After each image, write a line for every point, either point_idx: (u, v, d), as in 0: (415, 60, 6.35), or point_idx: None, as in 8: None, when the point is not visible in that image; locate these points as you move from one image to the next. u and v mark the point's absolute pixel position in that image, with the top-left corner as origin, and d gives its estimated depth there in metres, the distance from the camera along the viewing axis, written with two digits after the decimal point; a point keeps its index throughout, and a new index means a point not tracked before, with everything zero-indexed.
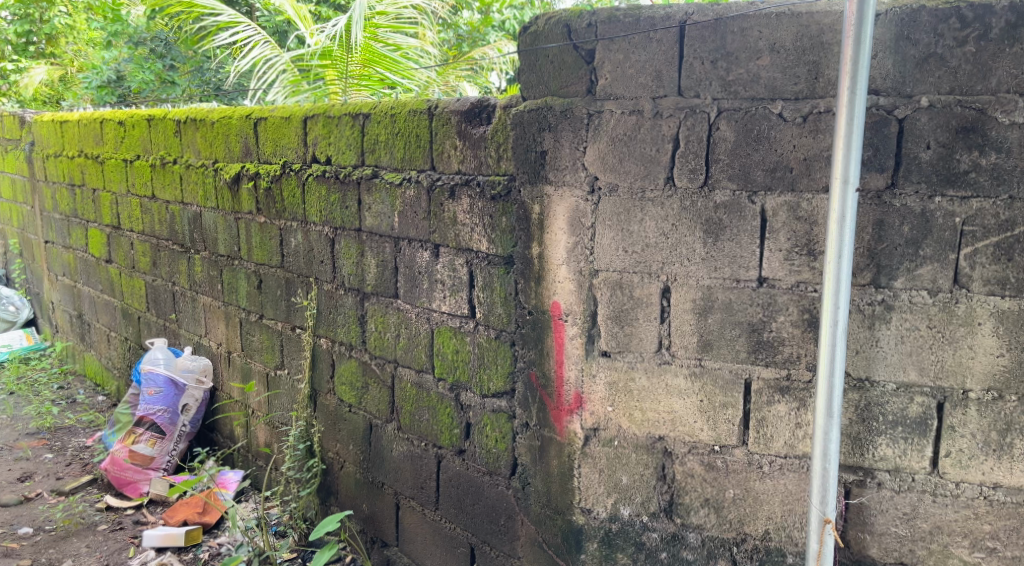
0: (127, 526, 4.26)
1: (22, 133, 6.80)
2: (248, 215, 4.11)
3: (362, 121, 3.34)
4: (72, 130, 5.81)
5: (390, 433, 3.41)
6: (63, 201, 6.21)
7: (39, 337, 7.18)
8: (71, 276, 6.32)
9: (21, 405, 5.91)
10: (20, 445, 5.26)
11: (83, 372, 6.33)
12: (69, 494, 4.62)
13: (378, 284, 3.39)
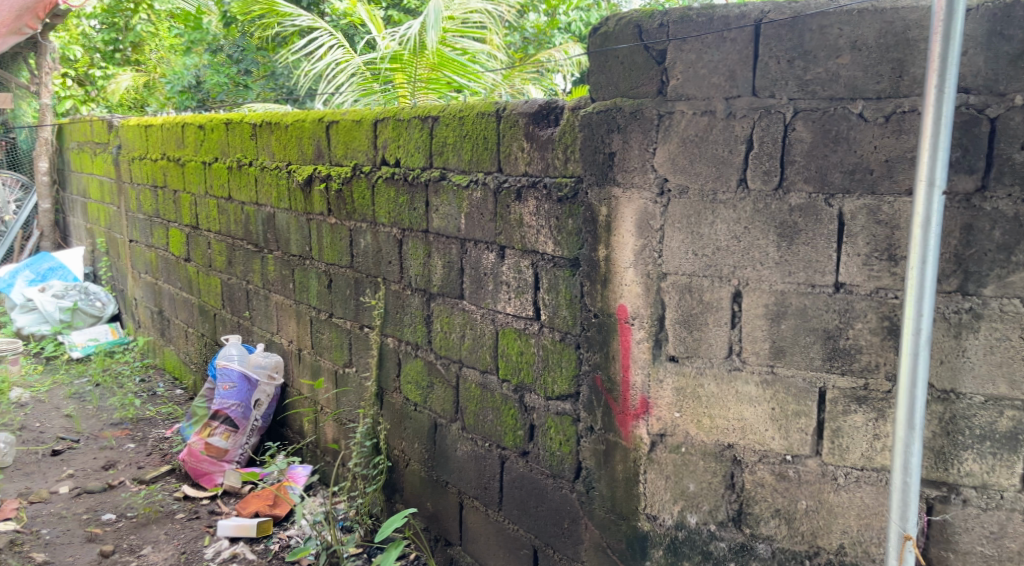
0: (203, 515, 4.35)
1: (110, 137, 7.01)
2: (319, 216, 4.16)
3: (431, 124, 3.36)
4: (156, 133, 5.97)
5: (455, 432, 3.42)
6: (147, 202, 6.38)
7: (123, 332, 7.39)
8: (153, 274, 6.50)
9: (105, 397, 6.10)
10: (104, 435, 5.43)
11: (163, 365, 6.51)
12: (150, 483, 4.73)
13: (444, 285, 3.40)
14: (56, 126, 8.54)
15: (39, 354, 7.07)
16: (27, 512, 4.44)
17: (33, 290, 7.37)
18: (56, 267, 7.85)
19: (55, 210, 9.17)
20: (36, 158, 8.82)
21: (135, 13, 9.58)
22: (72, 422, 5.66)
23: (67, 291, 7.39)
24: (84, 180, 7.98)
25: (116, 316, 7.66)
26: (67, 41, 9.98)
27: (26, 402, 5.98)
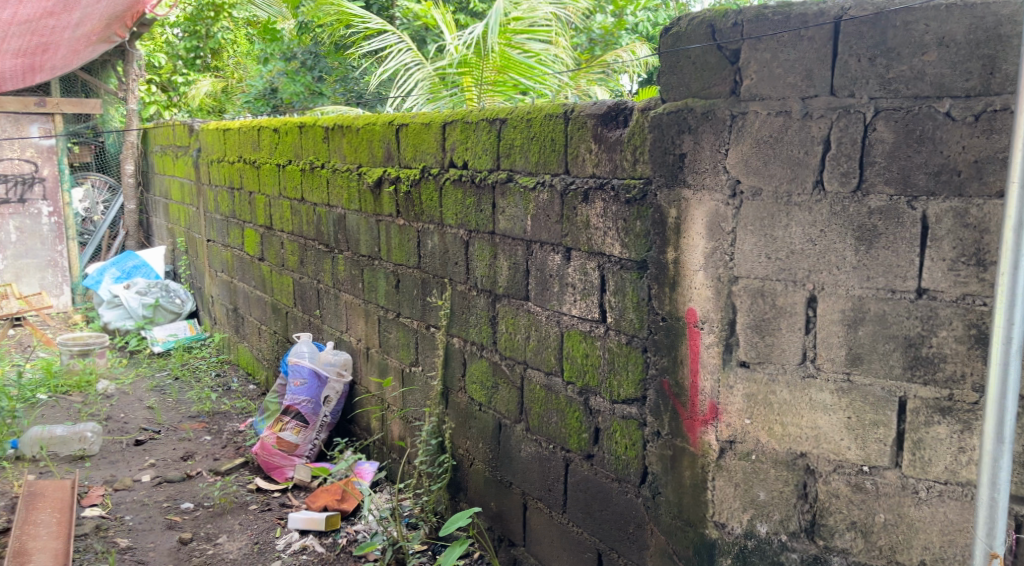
0: (275, 507, 4.44)
1: (191, 140, 7.19)
2: (388, 217, 4.20)
3: (499, 126, 3.35)
4: (233, 137, 6.10)
5: (519, 433, 3.41)
6: (224, 203, 6.52)
7: (201, 328, 7.55)
8: (229, 273, 6.64)
9: (184, 390, 6.27)
10: (183, 427, 5.58)
11: (237, 361, 6.65)
12: (225, 475, 4.83)
13: (510, 286, 3.40)
14: (141, 130, 8.81)
15: (124, 348, 7.32)
16: (113, 498, 4.60)
17: (118, 287, 7.74)
18: (140, 265, 8.10)
19: (140, 210, 9.45)
20: (123, 160, 9.11)
21: (215, 20, 9.82)
22: (153, 413, 5.82)
23: (149, 288, 7.69)
24: (167, 182, 8.22)
25: (194, 314, 7.85)
26: (155, 50, 10.38)
27: (111, 393, 6.18)
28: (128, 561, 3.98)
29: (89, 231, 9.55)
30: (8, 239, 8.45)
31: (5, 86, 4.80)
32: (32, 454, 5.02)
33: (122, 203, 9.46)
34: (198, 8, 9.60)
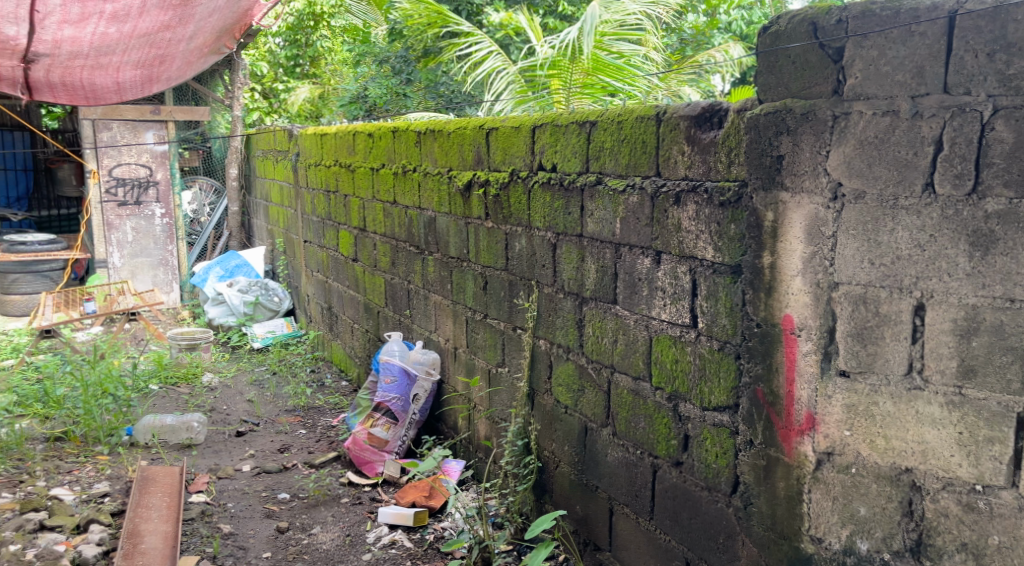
0: (365, 501, 4.52)
1: (290, 145, 7.37)
2: (477, 220, 4.22)
3: (589, 128, 3.32)
4: (329, 141, 6.22)
5: (606, 437, 3.38)
6: (321, 206, 6.65)
7: (297, 326, 7.71)
8: (324, 273, 6.77)
9: (281, 385, 6.43)
10: (280, 420, 5.73)
11: (331, 358, 6.77)
12: (319, 468, 4.96)
13: (598, 289, 3.36)
14: (244, 135, 9.07)
15: (227, 343, 7.59)
16: (216, 485, 4.77)
17: (221, 285, 7.99)
18: (242, 264, 8.33)
19: (243, 212, 9.74)
20: (227, 165, 9.43)
21: (315, 30, 10.10)
22: (253, 406, 5.99)
23: (251, 287, 7.91)
24: (267, 186, 8.45)
25: (291, 312, 8.04)
26: (257, 58, 10.87)
27: (215, 386, 6.38)
28: (229, 547, 4.12)
29: (197, 232, 9.92)
30: (125, 238, 8.80)
31: (124, 96, 4.88)
32: (145, 442, 5.27)
33: (226, 206, 9.76)
34: (298, 18, 9.90)
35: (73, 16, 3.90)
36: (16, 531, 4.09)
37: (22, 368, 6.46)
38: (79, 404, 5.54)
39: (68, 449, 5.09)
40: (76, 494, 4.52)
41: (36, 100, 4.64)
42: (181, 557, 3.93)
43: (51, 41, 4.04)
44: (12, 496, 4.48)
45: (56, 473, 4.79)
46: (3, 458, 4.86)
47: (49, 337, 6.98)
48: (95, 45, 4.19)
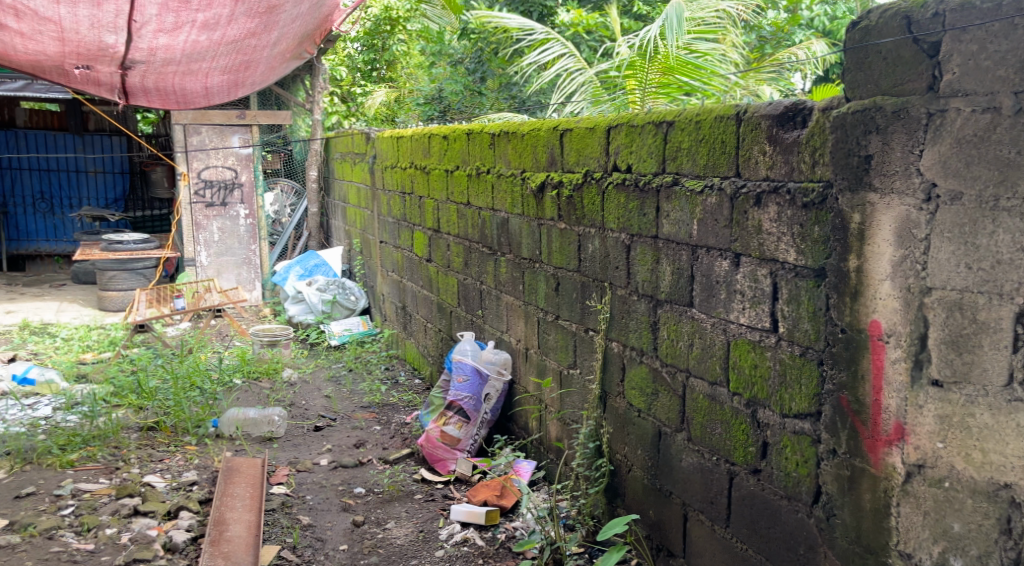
0: (438, 498, 4.54)
1: (367, 147, 7.46)
2: (550, 221, 4.19)
3: (665, 129, 3.27)
4: (405, 144, 6.27)
5: (680, 442, 3.32)
6: (396, 207, 6.72)
7: (372, 325, 7.78)
8: (399, 272, 6.83)
9: (357, 381, 6.51)
10: (356, 416, 5.80)
11: (405, 356, 6.83)
12: (393, 464, 4.99)
13: (673, 292, 3.30)
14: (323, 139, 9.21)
15: (306, 340, 7.68)
16: (296, 478, 4.86)
17: (302, 283, 8.10)
18: (320, 264, 8.48)
19: (321, 213, 9.89)
20: (308, 167, 9.62)
21: (391, 34, 10.62)
22: (330, 402, 6.08)
23: (328, 285, 8.02)
24: (345, 187, 8.57)
25: (367, 311, 8.16)
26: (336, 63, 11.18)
27: (294, 382, 6.49)
28: (308, 538, 4.21)
29: (278, 232, 10.16)
30: (212, 237, 9.03)
31: (212, 100, 5.00)
32: (229, 433, 5.38)
33: (306, 207, 9.92)
34: (376, 23, 10.48)
35: (168, 25, 3.98)
36: (111, 515, 4.27)
37: (117, 360, 6.71)
38: (170, 396, 5.73)
39: (160, 439, 5.26)
40: (167, 481, 4.68)
41: (131, 103, 4.87)
42: (262, 547, 4.01)
43: (147, 49, 4.17)
44: (107, 482, 4.67)
45: (148, 461, 4.96)
46: (99, 446, 5.06)
47: (141, 332, 7.23)
48: (187, 52, 4.29)
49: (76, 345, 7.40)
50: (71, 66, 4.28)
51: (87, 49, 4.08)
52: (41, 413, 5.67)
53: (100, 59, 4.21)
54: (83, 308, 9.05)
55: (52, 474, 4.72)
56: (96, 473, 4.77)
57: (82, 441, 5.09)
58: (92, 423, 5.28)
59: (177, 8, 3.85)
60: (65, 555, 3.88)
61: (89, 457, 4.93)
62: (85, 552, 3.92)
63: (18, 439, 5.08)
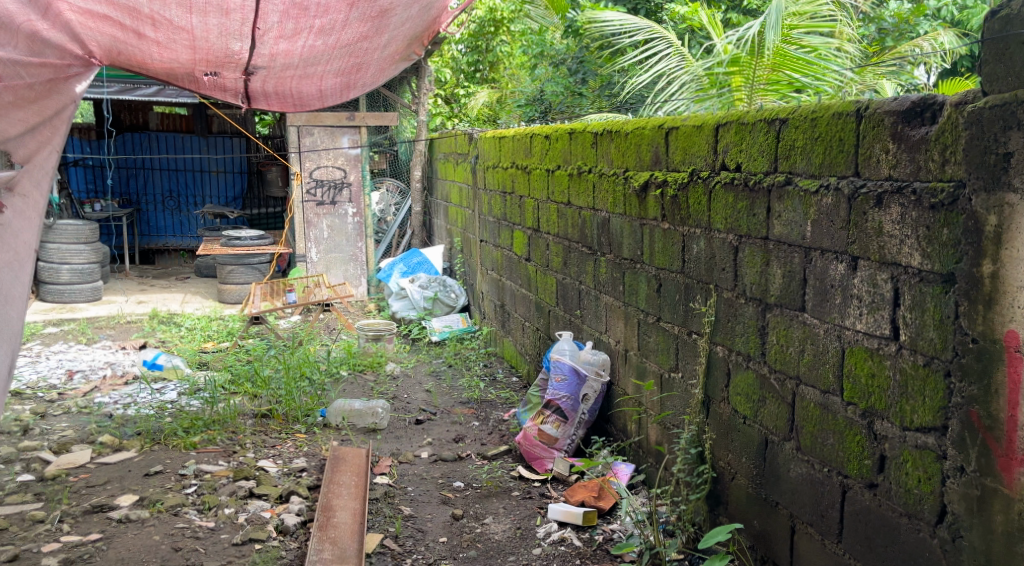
0: (535, 496, 4.50)
1: (470, 148, 7.49)
2: (653, 221, 4.11)
3: (778, 127, 3.15)
4: (507, 144, 6.26)
5: (788, 452, 3.20)
6: (497, 206, 6.72)
7: (472, 322, 7.82)
8: (498, 271, 6.83)
9: (456, 377, 6.54)
10: (456, 411, 5.82)
11: (503, 354, 6.82)
12: (491, 460, 4.99)
13: (784, 296, 3.18)
14: (427, 139, 9.32)
15: (408, 335, 7.75)
16: (398, 469, 4.91)
17: (404, 280, 8.17)
18: (423, 262, 8.55)
19: (424, 212, 10.00)
20: (412, 167, 9.71)
21: (495, 35, 10.61)
22: (430, 396, 6.12)
23: (429, 283, 8.08)
24: (448, 187, 8.64)
25: (467, 308, 8.18)
26: (441, 65, 11.35)
27: (397, 375, 6.57)
28: (409, 528, 4.24)
29: (383, 230, 10.34)
30: (321, 235, 9.24)
31: (325, 102, 5.04)
32: (335, 423, 5.51)
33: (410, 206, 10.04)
34: (480, 24, 10.44)
35: (287, 31, 3.99)
36: (229, 496, 4.41)
37: (235, 350, 6.95)
38: (282, 385, 5.88)
39: (273, 426, 5.39)
40: (279, 466, 4.80)
41: (252, 106, 4.98)
42: (366, 534, 4.08)
43: (268, 54, 4.22)
44: (226, 464, 4.82)
45: (262, 446, 5.10)
46: (219, 430, 5.23)
47: (257, 324, 7.45)
48: (304, 56, 4.32)
49: (199, 334, 7.67)
50: (200, 72, 4.40)
51: (215, 55, 4.16)
52: (167, 398, 5.93)
53: (227, 66, 4.29)
54: (205, 299, 9.40)
55: (177, 455, 4.92)
56: (216, 455, 4.94)
57: (203, 424, 5.28)
58: (213, 409, 5.47)
59: (297, 15, 3.87)
60: (189, 531, 4.04)
61: (210, 439, 5.11)
62: (206, 530, 4.07)
63: (147, 421, 5.32)
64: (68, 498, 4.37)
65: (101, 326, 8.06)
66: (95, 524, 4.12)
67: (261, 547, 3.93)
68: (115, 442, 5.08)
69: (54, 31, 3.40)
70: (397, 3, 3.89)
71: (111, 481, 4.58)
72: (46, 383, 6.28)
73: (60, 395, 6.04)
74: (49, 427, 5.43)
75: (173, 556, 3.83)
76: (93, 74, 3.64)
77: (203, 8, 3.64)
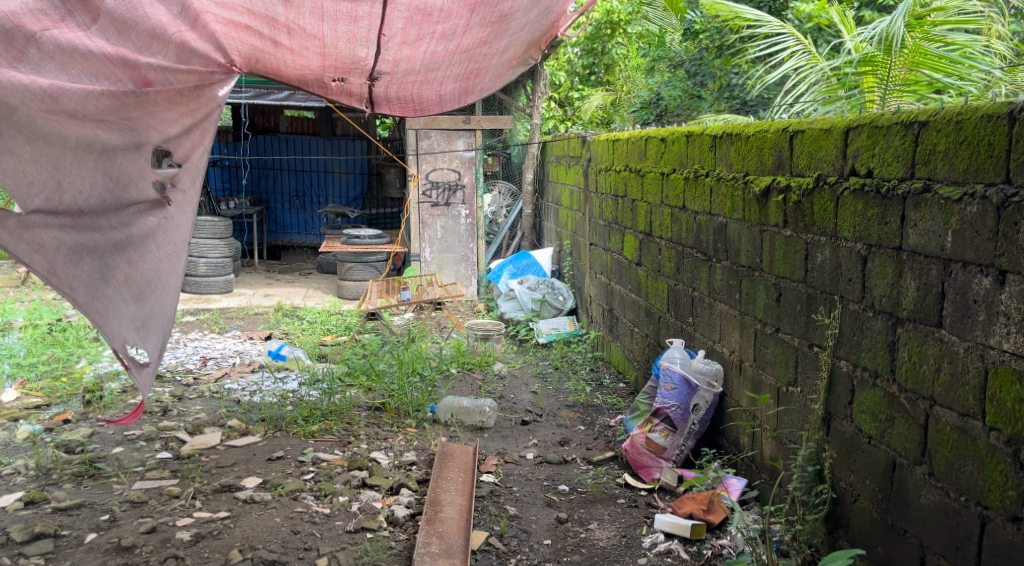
0: (641, 505, 4.38)
1: (584, 150, 7.39)
2: (773, 228, 3.93)
3: (917, 129, 2.96)
4: (622, 147, 6.16)
5: (919, 477, 2.99)
6: (608, 210, 6.61)
7: (579, 325, 7.71)
8: (608, 275, 6.71)
9: (563, 379, 6.47)
10: (562, 414, 5.74)
11: (610, 359, 6.69)
12: (597, 465, 4.89)
13: (918, 310, 2.98)
14: (540, 142, 9.27)
15: (515, 336, 7.73)
16: (504, 468, 4.86)
17: (513, 281, 8.17)
18: (531, 264, 8.47)
19: (533, 214, 9.96)
20: (524, 170, 9.66)
21: (612, 37, 10.47)
22: (537, 398, 6.06)
23: (538, 285, 8.07)
24: (559, 190, 8.55)
25: (575, 311, 8.07)
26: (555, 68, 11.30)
27: (504, 375, 6.55)
28: (514, 528, 4.18)
29: (494, 232, 10.36)
30: (435, 236, 9.33)
31: (445, 108, 4.96)
32: (444, 420, 5.49)
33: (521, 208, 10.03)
34: (597, 27, 10.34)
35: (411, 37, 3.96)
36: (343, 484, 4.45)
37: (352, 344, 7.05)
38: (395, 380, 5.95)
39: (386, 419, 5.44)
40: (390, 459, 4.82)
41: (376, 112, 4.96)
42: (472, 530, 4.05)
43: (391, 60, 4.18)
44: (341, 453, 4.88)
45: (375, 439, 5.14)
46: (336, 420, 5.31)
47: (373, 320, 7.57)
48: (426, 62, 4.27)
49: (318, 328, 7.82)
50: (328, 79, 4.40)
51: (343, 62, 4.14)
52: (289, 387, 6.07)
53: (353, 72, 4.28)
54: (325, 294, 9.62)
55: (297, 442, 5.02)
56: (332, 444, 5.01)
57: (322, 414, 5.38)
58: (330, 399, 5.57)
59: (421, 21, 3.83)
60: (306, 515, 4.09)
61: (328, 429, 5.19)
62: (322, 516, 4.11)
63: (271, 408, 5.46)
64: (200, 477, 4.50)
65: (232, 316, 8.35)
66: (224, 503, 4.22)
67: (372, 536, 3.96)
68: (242, 426, 5.22)
69: (201, 41, 3.38)
70: (517, 7, 3.83)
71: (239, 463, 4.70)
72: (183, 367, 6.54)
73: (195, 379, 6.26)
74: (185, 409, 5.63)
75: (293, 538, 3.89)
76: (234, 80, 3.62)
77: (335, 16, 3.61)
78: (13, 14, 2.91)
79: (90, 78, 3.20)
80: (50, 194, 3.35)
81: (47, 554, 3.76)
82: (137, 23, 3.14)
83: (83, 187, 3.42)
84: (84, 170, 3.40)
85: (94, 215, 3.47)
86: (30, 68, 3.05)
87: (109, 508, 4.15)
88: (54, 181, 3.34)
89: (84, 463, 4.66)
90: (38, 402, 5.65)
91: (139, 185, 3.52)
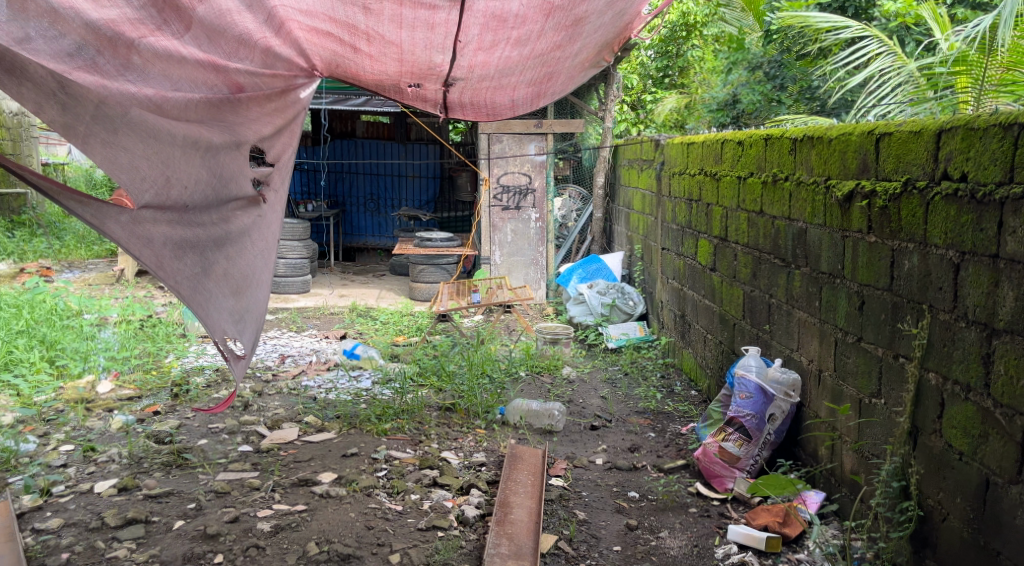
0: (713, 515, 4.28)
1: (657, 154, 7.30)
2: (857, 234, 3.80)
3: (1017, 131, 2.84)
4: (696, 150, 6.05)
5: (1016, 497, 2.86)
6: (681, 214, 6.51)
7: (650, 330, 7.61)
8: (681, 280, 6.61)
9: (633, 385, 6.38)
10: (631, 420, 5.65)
11: (681, 366, 6.58)
12: (668, 473, 4.80)
13: (1017, 321, 2.85)
14: (613, 145, 9.19)
15: (584, 340, 7.66)
16: (573, 473, 4.81)
17: (583, 285, 8.11)
18: (601, 268, 8.44)
19: (604, 218, 9.88)
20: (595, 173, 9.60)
21: (687, 40, 10.43)
22: (606, 403, 5.98)
23: (608, 289, 7.97)
24: (631, 194, 8.46)
25: (645, 316, 7.96)
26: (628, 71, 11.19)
27: (573, 379, 6.49)
28: (584, 533, 4.13)
29: (564, 235, 10.31)
30: (506, 238, 9.34)
31: (517, 112, 4.91)
32: (513, 421, 5.47)
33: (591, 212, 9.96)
34: (672, 30, 10.31)
35: (486, 43, 3.94)
36: (415, 483, 4.46)
37: (424, 344, 7.08)
38: (466, 381, 5.94)
39: (456, 419, 5.44)
40: (460, 459, 4.81)
41: (449, 117, 4.97)
42: (542, 534, 4.01)
43: (466, 66, 4.17)
44: (413, 452, 4.89)
45: (446, 438, 5.14)
46: (408, 419, 5.33)
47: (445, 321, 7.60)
48: (500, 67, 4.25)
49: (392, 328, 7.88)
50: (405, 84, 4.41)
51: (419, 68, 4.14)
52: (363, 386, 6.12)
53: (428, 78, 4.29)
54: (398, 295, 9.69)
55: (371, 439, 5.05)
56: (404, 442, 5.02)
57: (395, 413, 5.39)
58: (402, 398, 5.59)
59: (496, 27, 3.80)
60: (379, 511, 4.11)
61: (400, 427, 5.21)
62: (395, 512, 4.13)
63: (346, 405, 5.51)
64: (279, 470, 4.56)
65: (310, 315, 8.48)
66: (301, 496, 4.26)
67: (444, 534, 3.94)
68: (318, 423, 5.29)
69: (285, 47, 3.49)
70: (591, 11, 3.71)
71: (315, 458, 4.75)
72: (263, 364, 6.65)
73: (274, 375, 6.36)
74: (265, 404, 5.71)
75: (366, 534, 3.90)
76: (316, 83, 3.82)
77: (413, 23, 3.60)
78: (113, 22, 2.97)
79: (189, 84, 3.29)
80: (159, 190, 3.28)
81: (139, 539, 3.85)
82: (226, 29, 3.22)
83: (190, 183, 3.37)
84: (192, 167, 3.36)
85: (198, 211, 3.45)
86: (137, 76, 3.12)
87: (194, 497, 4.23)
88: (163, 177, 3.27)
89: (173, 453, 4.76)
90: (130, 393, 5.80)
91: (239, 181, 3.58)
